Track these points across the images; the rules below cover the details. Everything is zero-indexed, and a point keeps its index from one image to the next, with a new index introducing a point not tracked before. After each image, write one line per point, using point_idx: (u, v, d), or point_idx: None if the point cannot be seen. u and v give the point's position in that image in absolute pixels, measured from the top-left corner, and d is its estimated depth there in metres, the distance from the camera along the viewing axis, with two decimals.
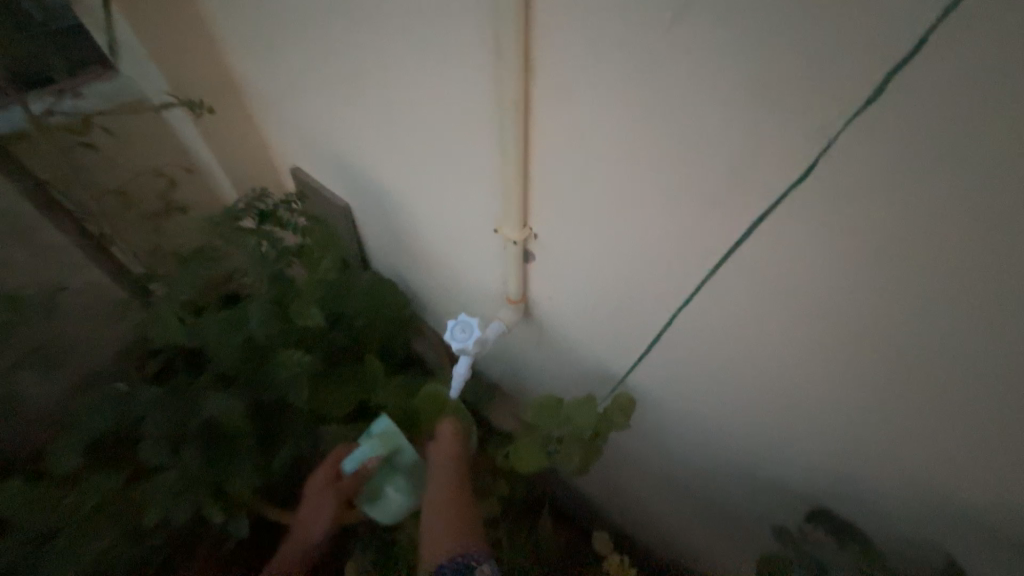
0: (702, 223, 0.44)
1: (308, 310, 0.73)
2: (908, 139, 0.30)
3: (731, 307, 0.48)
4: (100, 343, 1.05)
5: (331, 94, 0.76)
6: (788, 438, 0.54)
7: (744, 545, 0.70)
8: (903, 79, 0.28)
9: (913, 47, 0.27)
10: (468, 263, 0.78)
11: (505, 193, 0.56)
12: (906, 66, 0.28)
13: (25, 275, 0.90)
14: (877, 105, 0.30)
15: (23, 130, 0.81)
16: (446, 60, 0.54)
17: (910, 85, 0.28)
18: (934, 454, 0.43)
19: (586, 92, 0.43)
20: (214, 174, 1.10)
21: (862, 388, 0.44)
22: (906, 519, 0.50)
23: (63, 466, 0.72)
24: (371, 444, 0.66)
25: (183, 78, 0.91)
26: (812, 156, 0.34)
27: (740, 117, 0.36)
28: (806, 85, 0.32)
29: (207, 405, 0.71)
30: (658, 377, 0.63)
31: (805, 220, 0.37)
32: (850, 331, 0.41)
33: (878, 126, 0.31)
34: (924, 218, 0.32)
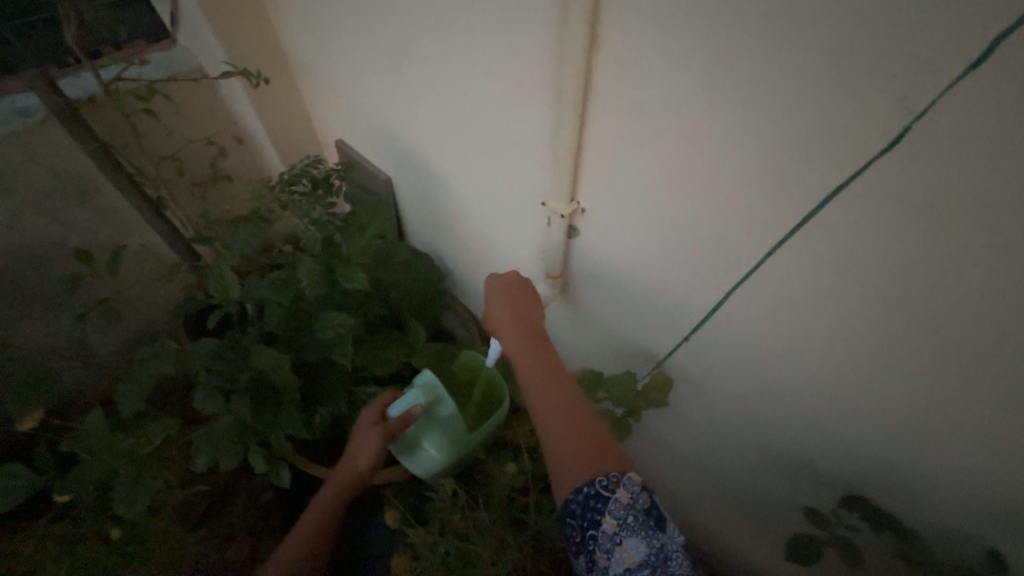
0: (764, 201, 0.43)
1: (354, 274, 0.76)
2: (995, 112, 0.30)
3: (781, 287, 0.48)
4: (154, 302, 1.12)
5: (383, 69, 0.78)
6: (829, 424, 0.54)
7: (773, 527, 0.71)
8: (995, 52, 0.28)
9: (1010, 18, 0.27)
10: (508, 238, 0.79)
11: (556, 165, 0.57)
12: (1002, 39, 0.28)
13: (87, 234, 0.96)
14: (965, 79, 0.30)
15: (93, 94, 0.89)
16: (503, 31, 0.54)
17: (1007, 59, 0.28)
18: (991, 446, 0.43)
19: (653, 66, 0.43)
20: (260, 145, 1.14)
21: (915, 374, 0.44)
22: (950, 510, 0.49)
23: (128, 408, 0.74)
24: (415, 393, 0.70)
25: (239, 49, 0.94)
26: (888, 134, 0.34)
27: (813, 90, 0.36)
28: (897, 58, 0.31)
29: (257, 359, 0.74)
30: (696, 358, 0.64)
31: (871, 196, 0.37)
32: (910, 313, 0.41)
33: (964, 100, 0.30)
34: (1005, 196, 0.31)
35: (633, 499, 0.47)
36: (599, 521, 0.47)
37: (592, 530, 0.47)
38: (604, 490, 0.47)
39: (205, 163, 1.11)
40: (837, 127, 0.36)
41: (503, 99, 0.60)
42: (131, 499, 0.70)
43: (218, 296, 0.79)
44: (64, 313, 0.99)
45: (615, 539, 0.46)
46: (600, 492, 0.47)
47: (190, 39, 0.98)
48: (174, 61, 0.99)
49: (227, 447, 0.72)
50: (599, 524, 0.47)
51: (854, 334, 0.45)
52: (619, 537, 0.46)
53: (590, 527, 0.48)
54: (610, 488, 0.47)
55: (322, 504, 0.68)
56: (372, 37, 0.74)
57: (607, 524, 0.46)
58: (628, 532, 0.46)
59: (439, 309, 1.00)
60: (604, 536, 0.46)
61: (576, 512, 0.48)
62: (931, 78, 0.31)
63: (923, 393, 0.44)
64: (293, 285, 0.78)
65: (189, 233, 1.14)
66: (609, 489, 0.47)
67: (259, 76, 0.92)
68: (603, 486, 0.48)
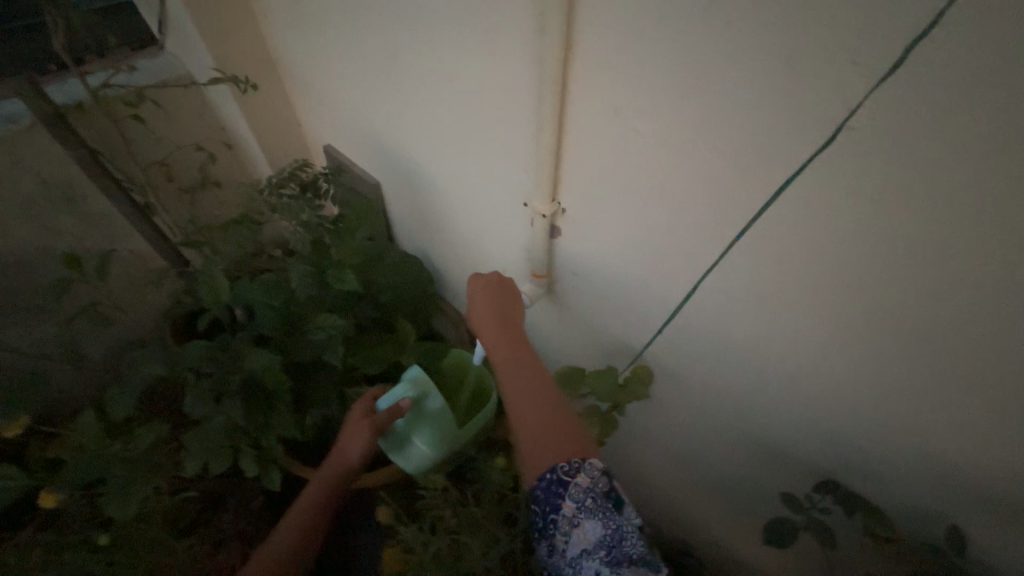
0: (732, 196, 0.46)
1: (343, 275, 0.78)
2: (922, 114, 0.33)
3: (749, 280, 0.51)
4: (143, 306, 1.12)
5: (370, 74, 0.79)
6: (798, 412, 0.57)
7: (753, 513, 0.73)
8: (920, 60, 0.31)
9: (931, 28, 0.30)
10: (493, 238, 0.81)
11: (537, 166, 0.59)
12: (924, 49, 0.31)
13: (74, 239, 0.96)
14: (897, 84, 0.33)
15: (80, 100, 0.89)
16: (484, 38, 0.56)
17: (932, 65, 0.31)
18: (944, 427, 0.46)
19: (623, 69, 0.46)
20: (249, 150, 1.15)
21: (872, 360, 0.47)
22: (912, 489, 0.52)
23: (118, 411, 0.74)
24: (404, 387, 0.72)
25: (228, 55, 0.96)
26: (833, 129, 0.37)
27: (768, 95, 0.39)
28: (844, 60, 0.34)
29: (248, 360, 0.75)
30: (675, 351, 0.66)
31: (825, 192, 0.40)
32: (865, 302, 0.43)
33: (896, 103, 0.34)
34: (938, 191, 0.35)
35: (592, 481, 0.48)
36: (560, 505, 0.49)
37: (553, 515, 0.49)
38: (565, 475, 0.49)
39: (193, 168, 1.11)
40: (790, 126, 0.39)
41: (484, 103, 0.63)
42: (124, 502, 0.70)
43: (207, 299, 0.79)
44: (50, 319, 0.98)
45: (574, 522, 0.48)
46: (561, 477, 0.49)
47: (177, 45, 0.99)
48: (163, 68, 1.00)
49: (217, 450, 0.73)
50: (559, 507, 0.49)
51: (820, 323, 0.48)
52: (577, 520, 0.48)
53: (551, 512, 0.50)
54: (571, 473, 0.49)
55: (312, 494, 0.69)
56: (359, 43, 0.76)
57: (566, 507, 0.48)
58: (586, 515, 0.48)
59: (428, 310, 1.02)
60: (563, 519, 0.48)
61: (540, 497, 0.50)
62: (870, 79, 0.34)
63: (883, 376, 0.47)
64: (283, 287, 0.79)
65: (178, 239, 1.14)
66: (570, 474, 0.49)
67: (248, 82, 0.93)
68: (565, 471, 0.49)
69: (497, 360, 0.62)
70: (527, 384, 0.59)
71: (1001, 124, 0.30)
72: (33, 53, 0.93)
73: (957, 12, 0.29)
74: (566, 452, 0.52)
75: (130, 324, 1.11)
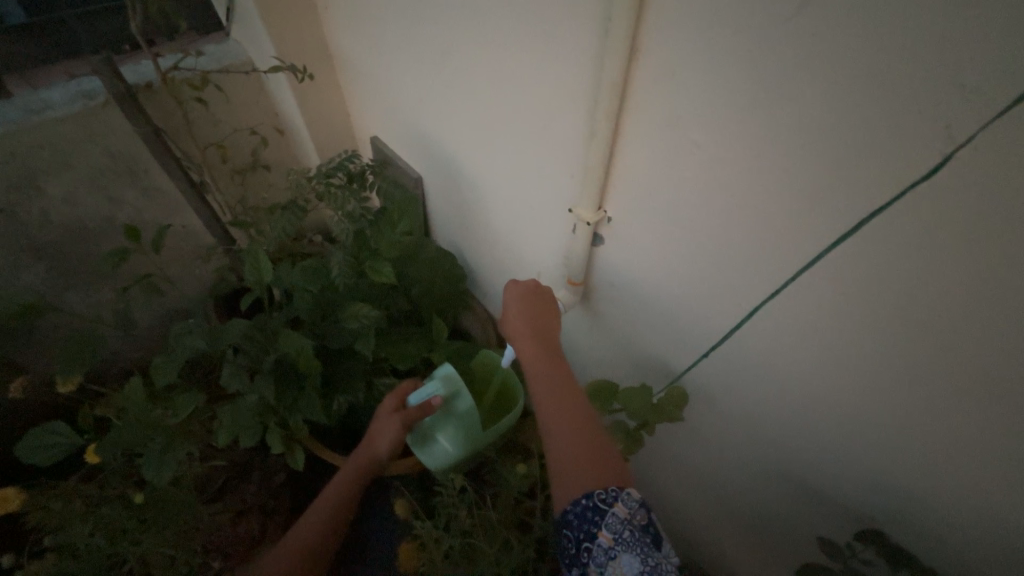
0: (797, 220, 0.43)
1: (381, 268, 0.78)
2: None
3: (805, 311, 0.48)
4: (191, 279, 1.18)
5: (424, 70, 0.80)
6: (846, 456, 0.53)
7: (782, 552, 0.69)
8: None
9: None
10: (532, 241, 0.80)
11: (586, 174, 0.57)
12: None
13: (135, 212, 1.01)
14: (1007, 117, 0.29)
15: (150, 81, 0.94)
16: (544, 40, 0.55)
17: None
18: (1018, 496, 0.41)
19: (690, 81, 0.44)
20: (300, 138, 1.18)
21: (939, 412, 0.43)
22: (971, 555, 0.48)
23: (162, 379, 0.77)
24: (434, 385, 0.71)
25: (288, 45, 0.99)
26: (926, 157, 0.34)
27: (850, 118, 0.36)
28: (945, 83, 0.31)
29: (284, 342, 0.77)
30: (714, 376, 0.63)
31: (904, 227, 0.37)
32: (937, 350, 0.40)
33: (1002, 139, 0.30)
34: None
35: (630, 514, 0.47)
36: (595, 533, 0.47)
37: (587, 543, 0.48)
38: (602, 503, 0.48)
39: (246, 151, 1.15)
40: (869, 154, 0.36)
41: (537, 105, 0.62)
42: (159, 468, 0.74)
43: (251, 279, 0.82)
44: (108, 285, 1.04)
45: (609, 553, 0.46)
46: (598, 504, 0.48)
47: (242, 33, 1.03)
48: (227, 54, 1.04)
49: (249, 426, 0.76)
50: (594, 536, 0.47)
51: (880, 365, 0.44)
52: (614, 552, 0.46)
53: (585, 539, 0.48)
54: (609, 501, 0.48)
55: (338, 484, 0.69)
56: (416, 38, 0.76)
57: (603, 537, 0.46)
58: (623, 547, 0.45)
59: (459, 308, 1.02)
60: (598, 549, 0.46)
61: (573, 522, 0.49)
62: (976, 104, 0.30)
63: (951, 430, 0.43)
64: (323, 274, 0.81)
65: (227, 217, 1.19)
66: (607, 503, 0.48)
67: (305, 71, 0.96)
68: (602, 499, 0.48)
69: (530, 372, 0.61)
70: (561, 400, 0.57)
71: None
72: (113, 35, 0.99)
73: None
74: (601, 476, 0.50)
75: (179, 295, 1.17)
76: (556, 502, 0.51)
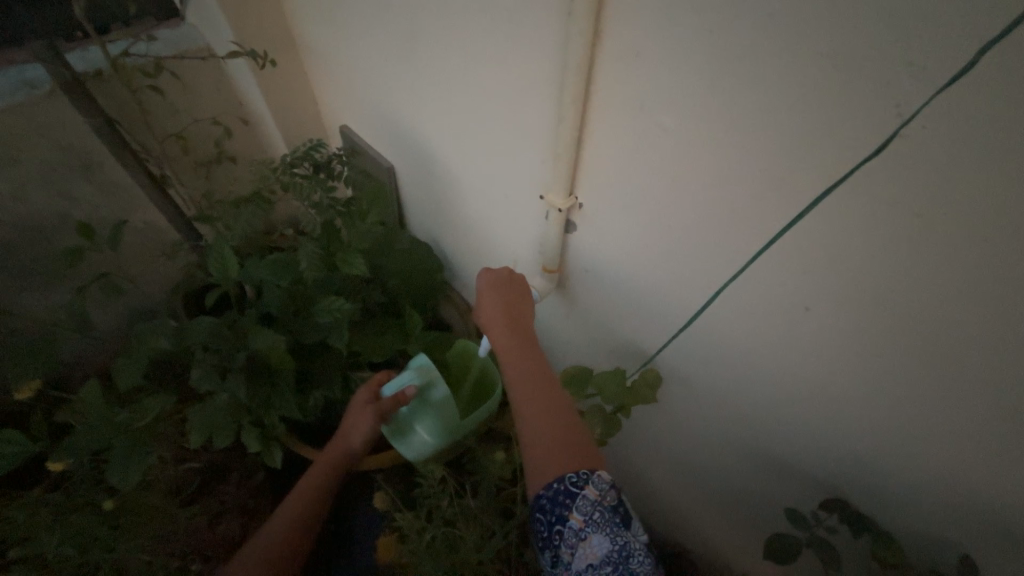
0: (761, 201, 0.43)
1: (352, 259, 0.77)
2: (977, 128, 0.30)
3: (770, 291, 0.49)
4: (155, 278, 1.13)
5: (390, 55, 0.77)
6: (810, 429, 0.55)
7: (754, 525, 0.72)
8: (979, 69, 0.29)
9: (996, 36, 0.27)
10: (506, 230, 0.80)
11: (556, 159, 0.57)
12: (982, 57, 0.28)
13: (91, 207, 0.96)
14: (951, 95, 0.30)
15: (99, 68, 0.89)
16: (509, 22, 0.54)
17: (991, 75, 0.29)
18: (967, 457, 0.43)
19: (654, 63, 0.44)
20: (265, 127, 1.14)
21: (894, 383, 0.45)
22: (926, 516, 0.50)
23: (125, 381, 0.74)
24: (409, 375, 0.71)
25: (248, 29, 0.94)
26: (879, 135, 0.34)
27: (807, 99, 0.36)
28: (895, 60, 0.31)
29: (255, 339, 0.75)
30: (686, 358, 0.64)
31: (859, 205, 0.38)
32: (891, 323, 0.41)
33: (946, 117, 0.31)
34: (983, 212, 0.32)
35: (601, 496, 0.48)
36: (567, 517, 0.48)
37: (559, 526, 0.48)
38: (573, 486, 0.48)
39: (209, 142, 1.10)
40: (826, 134, 0.37)
41: (505, 89, 0.60)
42: (125, 472, 0.71)
43: (216, 276, 0.79)
44: (65, 285, 0.99)
45: (581, 535, 0.47)
46: (569, 488, 0.48)
47: (198, 17, 0.98)
48: (183, 39, 0.99)
49: (222, 425, 0.74)
50: (566, 519, 0.48)
51: (839, 340, 0.46)
52: (584, 533, 0.47)
53: (557, 523, 0.49)
54: (580, 484, 0.48)
55: (313, 480, 0.68)
56: (381, 21, 0.74)
57: (574, 519, 0.47)
58: (594, 529, 0.47)
59: (436, 299, 1.01)
60: (570, 531, 0.47)
61: (545, 507, 0.50)
62: (923, 83, 0.31)
63: (905, 398, 0.45)
64: (292, 267, 0.79)
65: (192, 212, 1.15)
66: (578, 485, 0.48)
67: (266, 57, 0.92)
68: (573, 482, 0.48)
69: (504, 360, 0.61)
70: (535, 386, 0.58)
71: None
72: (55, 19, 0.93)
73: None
74: (573, 460, 0.51)
75: (143, 295, 1.12)
76: (529, 488, 0.52)
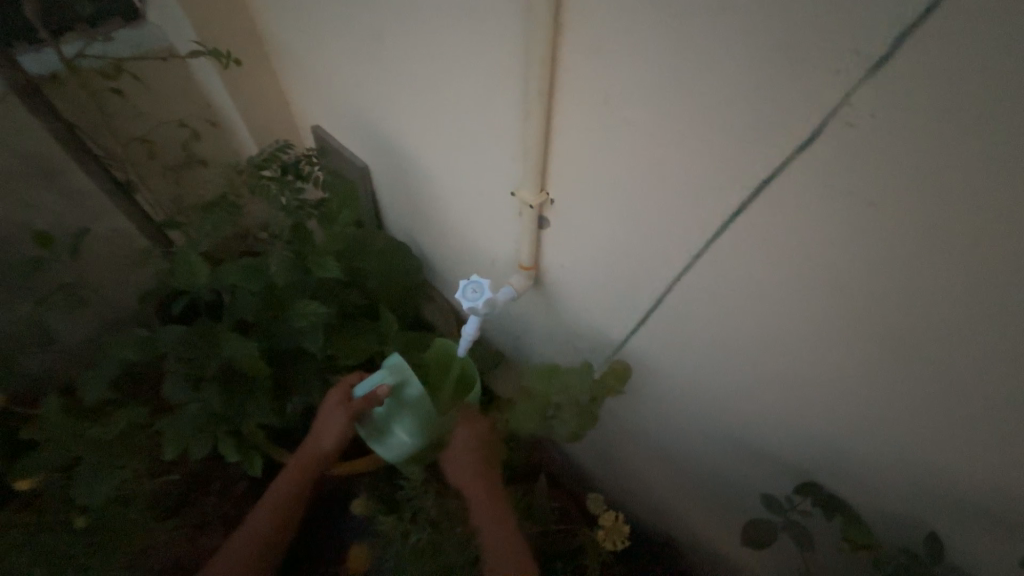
0: (725, 191, 0.44)
1: (325, 262, 0.76)
2: (924, 115, 0.31)
3: (738, 281, 0.49)
4: (123, 287, 1.10)
5: (356, 52, 0.76)
6: (783, 415, 0.56)
7: (735, 513, 0.72)
8: (921, 55, 0.30)
9: (935, 21, 0.28)
10: (481, 228, 0.79)
11: (525, 154, 0.56)
12: (924, 45, 0.29)
13: (52, 216, 0.93)
14: (897, 82, 0.31)
15: (55, 71, 0.86)
16: (471, 17, 0.53)
17: (934, 62, 0.29)
18: (931, 436, 0.45)
19: (614, 56, 0.43)
20: (234, 129, 1.11)
21: (858, 368, 0.45)
22: (897, 496, 0.51)
23: (89, 397, 0.72)
24: (382, 373, 0.70)
25: (211, 27, 0.92)
26: (832, 123, 0.35)
27: (763, 89, 0.37)
28: (844, 47, 0.32)
29: (227, 346, 0.74)
30: (662, 349, 0.64)
31: (817, 193, 0.38)
32: (853, 309, 0.42)
33: (894, 104, 0.32)
34: (932, 197, 0.33)
35: None
36: None
37: None
38: None
39: (176, 146, 1.07)
40: (783, 125, 0.37)
41: (473, 86, 0.60)
42: (93, 489, 0.69)
43: (185, 283, 0.77)
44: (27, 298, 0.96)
45: None
46: None
47: (158, 15, 0.95)
48: (144, 39, 0.96)
49: (198, 435, 0.73)
50: None
51: (805, 328, 0.47)
52: None
53: None
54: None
55: (282, 489, 0.66)
56: (346, 18, 0.73)
57: None
58: None
59: (415, 299, 1.00)
60: None
61: None
62: (871, 71, 0.32)
63: (871, 382, 0.46)
64: (264, 272, 0.77)
65: (161, 218, 1.12)
66: None
67: (231, 56, 0.89)
68: None
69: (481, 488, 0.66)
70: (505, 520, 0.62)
71: (997, 128, 0.29)
72: None
73: (966, 3, 0.27)
74: None
75: (111, 305, 1.09)
76: None
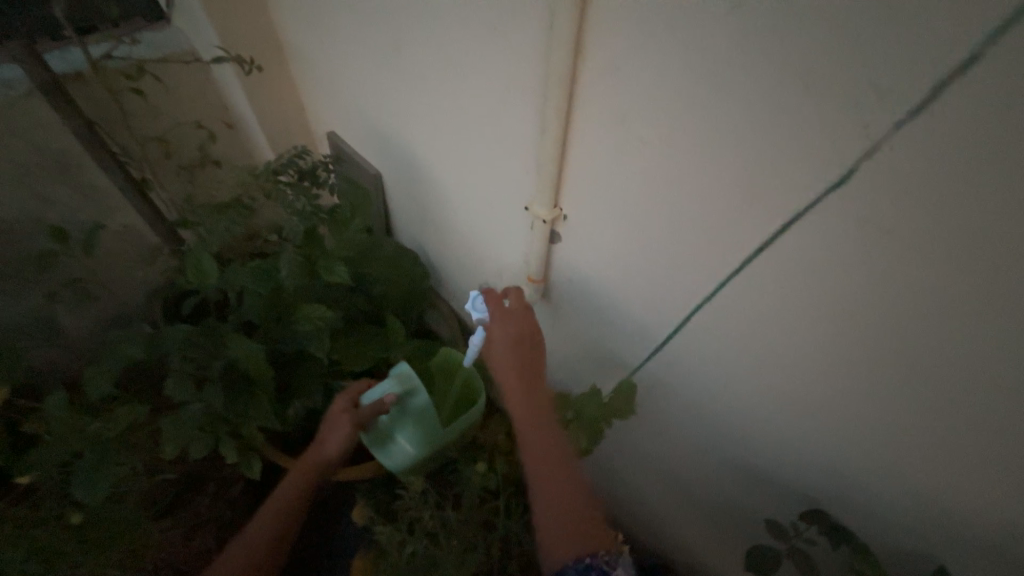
0: (741, 215, 0.44)
1: (336, 267, 0.76)
2: (939, 151, 0.32)
3: (748, 304, 0.49)
4: (132, 283, 1.10)
5: (376, 62, 0.78)
6: (790, 441, 0.55)
7: (737, 537, 0.71)
8: (936, 94, 0.30)
9: (950, 62, 0.29)
10: (491, 239, 0.79)
11: (540, 169, 0.57)
12: (939, 85, 0.30)
13: (67, 210, 0.94)
14: (911, 118, 0.32)
15: (81, 69, 0.88)
16: (493, 34, 0.55)
17: (949, 100, 0.30)
18: (940, 468, 0.44)
19: (634, 78, 0.44)
20: (251, 132, 1.13)
21: (868, 397, 0.45)
22: (905, 528, 0.51)
23: (94, 392, 0.72)
24: (389, 382, 0.70)
25: (234, 33, 0.94)
26: (848, 153, 0.35)
27: (779, 119, 0.37)
28: (860, 81, 0.33)
29: (233, 347, 0.74)
30: (669, 369, 0.64)
31: (830, 222, 0.39)
32: (863, 337, 0.42)
33: (910, 140, 0.32)
34: (945, 231, 0.33)
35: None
36: None
37: None
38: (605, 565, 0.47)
39: (193, 146, 1.09)
40: (798, 153, 0.38)
41: (492, 101, 0.61)
42: (92, 485, 0.69)
43: (195, 282, 0.78)
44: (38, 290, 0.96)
45: None
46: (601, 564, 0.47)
47: (184, 20, 0.98)
48: (169, 42, 0.98)
49: (199, 435, 0.72)
50: None
51: (815, 354, 0.47)
52: None
53: None
54: (610, 564, 0.47)
55: (284, 494, 0.65)
56: (368, 30, 0.74)
57: None
58: None
59: (421, 307, 1.00)
60: None
61: None
62: (887, 106, 0.32)
63: (880, 411, 0.45)
64: (274, 275, 0.78)
65: (173, 217, 1.12)
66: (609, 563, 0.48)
67: (252, 62, 0.91)
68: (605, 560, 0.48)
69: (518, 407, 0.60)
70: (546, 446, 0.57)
71: (1010, 167, 0.29)
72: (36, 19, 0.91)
73: (980, 47, 0.28)
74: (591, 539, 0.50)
75: (119, 300, 1.09)
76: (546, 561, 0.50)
